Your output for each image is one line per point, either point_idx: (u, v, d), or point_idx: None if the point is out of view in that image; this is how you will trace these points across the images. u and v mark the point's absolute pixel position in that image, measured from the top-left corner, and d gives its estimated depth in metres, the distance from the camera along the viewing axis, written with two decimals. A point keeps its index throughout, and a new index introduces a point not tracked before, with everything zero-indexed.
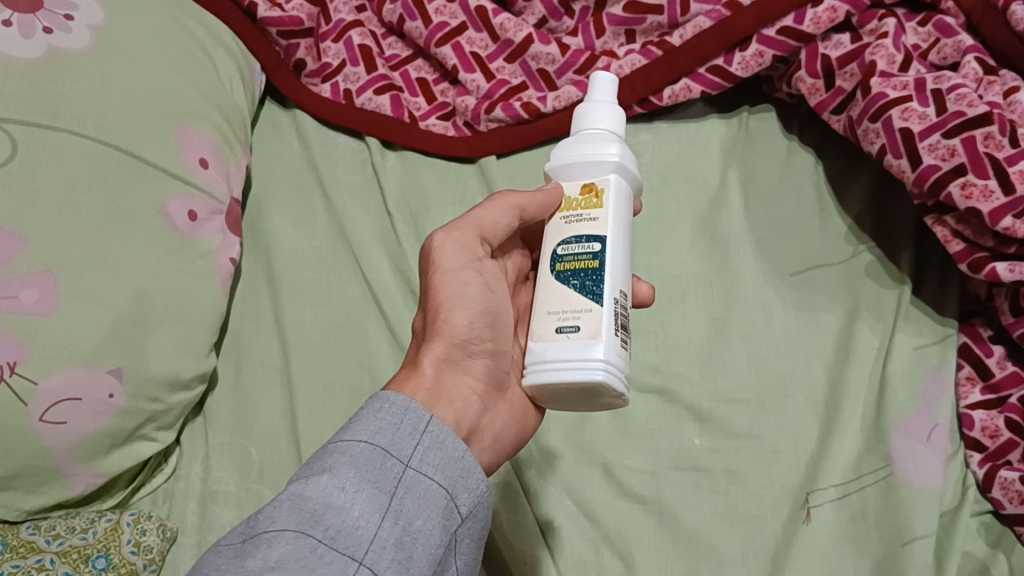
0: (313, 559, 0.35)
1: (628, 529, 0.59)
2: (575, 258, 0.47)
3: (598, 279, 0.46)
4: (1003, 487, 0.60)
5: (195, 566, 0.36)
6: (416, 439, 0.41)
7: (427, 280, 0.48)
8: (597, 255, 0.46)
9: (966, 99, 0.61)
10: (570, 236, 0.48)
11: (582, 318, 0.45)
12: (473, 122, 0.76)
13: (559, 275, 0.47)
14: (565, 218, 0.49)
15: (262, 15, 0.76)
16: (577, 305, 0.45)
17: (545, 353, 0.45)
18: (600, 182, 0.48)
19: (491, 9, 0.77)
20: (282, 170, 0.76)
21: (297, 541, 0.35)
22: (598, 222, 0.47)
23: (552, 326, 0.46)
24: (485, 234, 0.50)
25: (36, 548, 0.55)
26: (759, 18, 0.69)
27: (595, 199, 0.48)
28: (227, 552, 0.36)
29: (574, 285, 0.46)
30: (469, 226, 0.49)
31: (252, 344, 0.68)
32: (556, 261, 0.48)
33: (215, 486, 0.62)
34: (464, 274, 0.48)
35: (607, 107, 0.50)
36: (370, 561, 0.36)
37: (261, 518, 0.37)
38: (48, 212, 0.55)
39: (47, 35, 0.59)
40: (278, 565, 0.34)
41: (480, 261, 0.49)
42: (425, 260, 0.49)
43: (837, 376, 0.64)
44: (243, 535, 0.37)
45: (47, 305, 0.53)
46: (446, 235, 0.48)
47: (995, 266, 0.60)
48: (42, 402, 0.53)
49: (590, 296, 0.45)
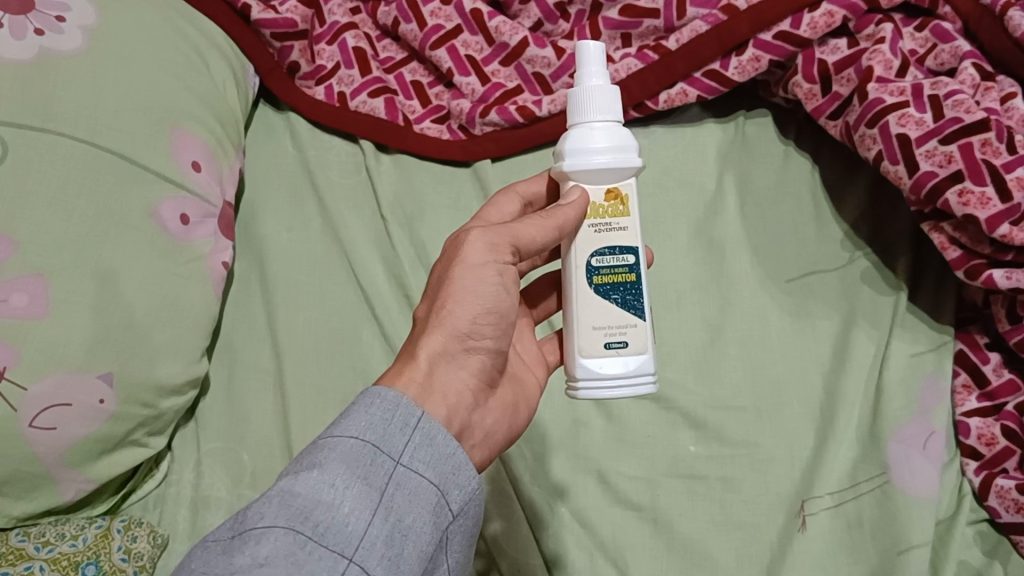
0: (302, 556, 0.34)
1: (622, 537, 0.59)
2: (612, 272, 0.49)
3: (637, 294, 0.49)
4: (999, 495, 0.59)
5: (182, 562, 0.36)
6: (407, 435, 0.40)
7: (446, 271, 0.47)
8: (633, 268, 0.49)
9: (963, 105, 0.60)
10: (602, 248, 0.49)
11: (628, 334, 0.49)
12: (468, 126, 0.76)
13: (599, 290, 0.49)
14: (594, 227, 0.49)
15: (255, 17, 0.75)
16: (621, 321, 0.49)
17: (600, 370, 0.49)
18: (625, 187, 0.49)
19: (486, 11, 0.77)
20: (277, 173, 0.75)
21: (286, 537, 0.35)
22: (628, 232, 0.49)
23: (600, 341, 0.49)
24: (519, 246, 0.48)
25: (25, 555, 0.54)
26: (756, 22, 0.69)
27: (620, 206, 0.49)
28: (215, 548, 0.35)
29: (615, 301, 0.48)
30: (504, 233, 0.48)
31: (245, 349, 0.67)
32: (592, 273, 0.49)
33: (206, 492, 0.62)
34: (485, 272, 0.47)
35: (604, 93, 0.48)
36: (360, 558, 0.36)
37: (250, 514, 0.36)
38: (37, 216, 0.54)
39: (39, 37, 0.58)
40: (267, 561, 0.34)
41: (504, 265, 0.48)
42: (451, 250, 0.48)
43: (834, 383, 0.64)
44: (232, 531, 0.36)
45: (36, 310, 0.53)
46: (480, 233, 0.47)
47: (991, 273, 0.60)
48: (31, 409, 0.52)
49: (633, 312, 0.49)
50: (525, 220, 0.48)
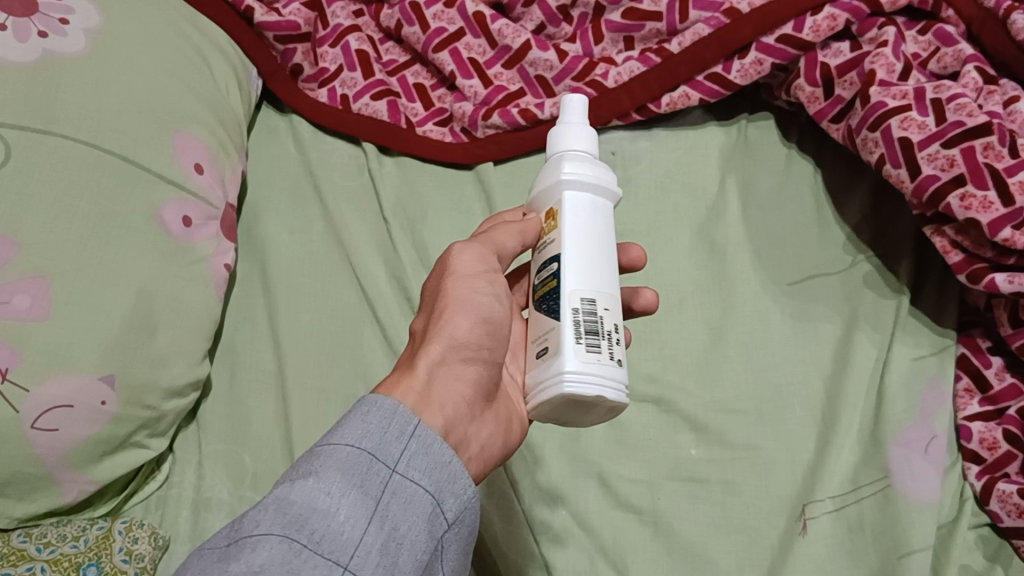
0: (297, 564, 0.34)
1: (623, 539, 0.59)
2: (545, 283, 0.47)
3: (558, 297, 0.45)
4: (1001, 499, 0.59)
5: (178, 569, 0.35)
6: (403, 443, 0.40)
7: (438, 284, 0.48)
8: (556, 274, 0.46)
9: (966, 109, 0.60)
10: (542, 263, 0.48)
11: (549, 338, 0.45)
12: (471, 128, 0.76)
13: (537, 303, 0.47)
14: (540, 247, 0.49)
15: (259, 18, 0.76)
16: (548, 328, 0.45)
17: (531, 380, 0.46)
18: (556, 203, 0.48)
19: (489, 14, 0.77)
20: (279, 175, 0.75)
21: (282, 545, 0.34)
22: (555, 242, 0.47)
23: (534, 352, 0.46)
24: (502, 254, 0.49)
25: (27, 556, 0.54)
26: (758, 25, 0.69)
27: (554, 221, 0.47)
28: (211, 555, 0.35)
29: (543, 310, 0.46)
30: (486, 243, 0.49)
31: (247, 352, 0.67)
32: (537, 289, 0.48)
33: (208, 494, 0.62)
34: (476, 282, 0.48)
35: (564, 126, 0.50)
36: (355, 566, 0.35)
37: (246, 521, 0.36)
38: (41, 218, 0.54)
39: (42, 39, 0.59)
40: (262, 569, 0.33)
41: (494, 273, 0.49)
42: (440, 266, 0.49)
43: (835, 386, 0.64)
44: (227, 538, 0.36)
45: (39, 312, 0.53)
46: (465, 245, 0.49)
47: (993, 277, 0.60)
48: (33, 410, 0.52)
49: (552, 315, 0.45)
50: (500, 226, 0.50)
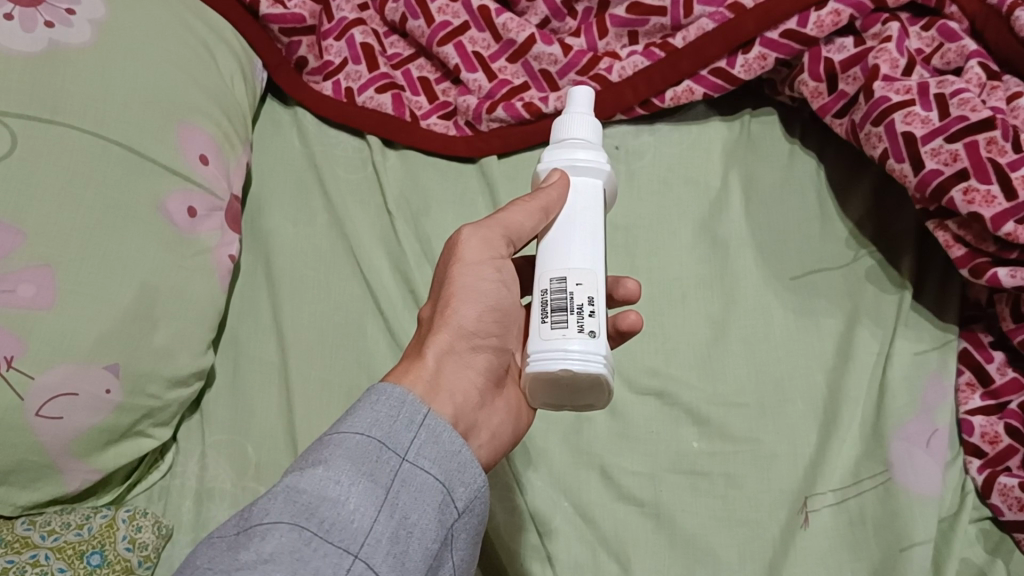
0: (307, 552, 0.34)
1: (625, 531, 0.59)
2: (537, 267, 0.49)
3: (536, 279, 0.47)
4: (1001, 493, 0.59)
5: (187, 559, 0.36)
6: (413, 432, 0.40)
7: (445, 271, 0.48)
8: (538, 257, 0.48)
9: (969, 104, 0.61)
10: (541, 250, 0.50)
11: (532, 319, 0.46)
12: (474, 122, 0.76)
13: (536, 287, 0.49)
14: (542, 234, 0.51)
15: (264, 11, 0.76)
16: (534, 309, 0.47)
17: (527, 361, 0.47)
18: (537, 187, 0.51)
19: (493, 8, 0.77)
20: (283, 167, 0.75)
21: (292, 534, 0.35)
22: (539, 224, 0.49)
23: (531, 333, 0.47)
24: (512, 236, 0.48)
25: (31, 543, 0.54)
26: (762, 19, 0.69)
27: None
28: (221, 544, 0.35)
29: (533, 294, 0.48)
30: (496, 226, 0.48)
31: (251, 343, 0.67)
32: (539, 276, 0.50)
33: (210, 484, 0.62)
34: (483, 269, 0.47)
35: (566, 114, 0.50)
36: (365, 555, 0.36)
37: (255, 510, 0.36)
38: (46, 207, 0.54)
39: (48, 30, 0.59)
40: (272, 558, 0.34)
41: (502, 259, 0.48)
42: (447, 252, 0.48)
43: (837, 381, 0.64)
44: (237, 527, 0.36)
45: (44, 300, 0.53)
46: (472, 231, 0.48)
47: (995, 271, 0.60)
48: (38, 398, 0.52)
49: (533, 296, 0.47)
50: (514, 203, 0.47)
